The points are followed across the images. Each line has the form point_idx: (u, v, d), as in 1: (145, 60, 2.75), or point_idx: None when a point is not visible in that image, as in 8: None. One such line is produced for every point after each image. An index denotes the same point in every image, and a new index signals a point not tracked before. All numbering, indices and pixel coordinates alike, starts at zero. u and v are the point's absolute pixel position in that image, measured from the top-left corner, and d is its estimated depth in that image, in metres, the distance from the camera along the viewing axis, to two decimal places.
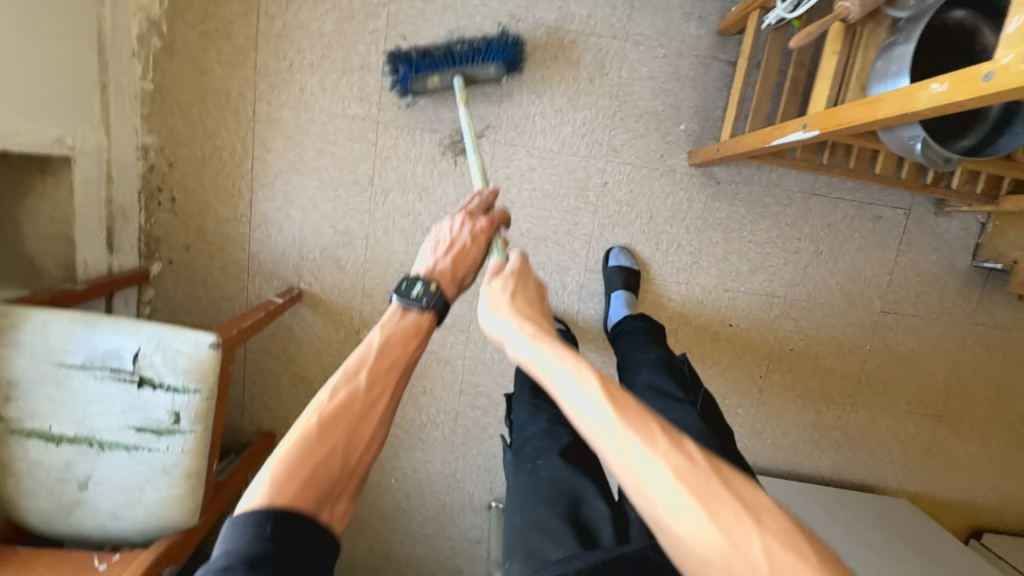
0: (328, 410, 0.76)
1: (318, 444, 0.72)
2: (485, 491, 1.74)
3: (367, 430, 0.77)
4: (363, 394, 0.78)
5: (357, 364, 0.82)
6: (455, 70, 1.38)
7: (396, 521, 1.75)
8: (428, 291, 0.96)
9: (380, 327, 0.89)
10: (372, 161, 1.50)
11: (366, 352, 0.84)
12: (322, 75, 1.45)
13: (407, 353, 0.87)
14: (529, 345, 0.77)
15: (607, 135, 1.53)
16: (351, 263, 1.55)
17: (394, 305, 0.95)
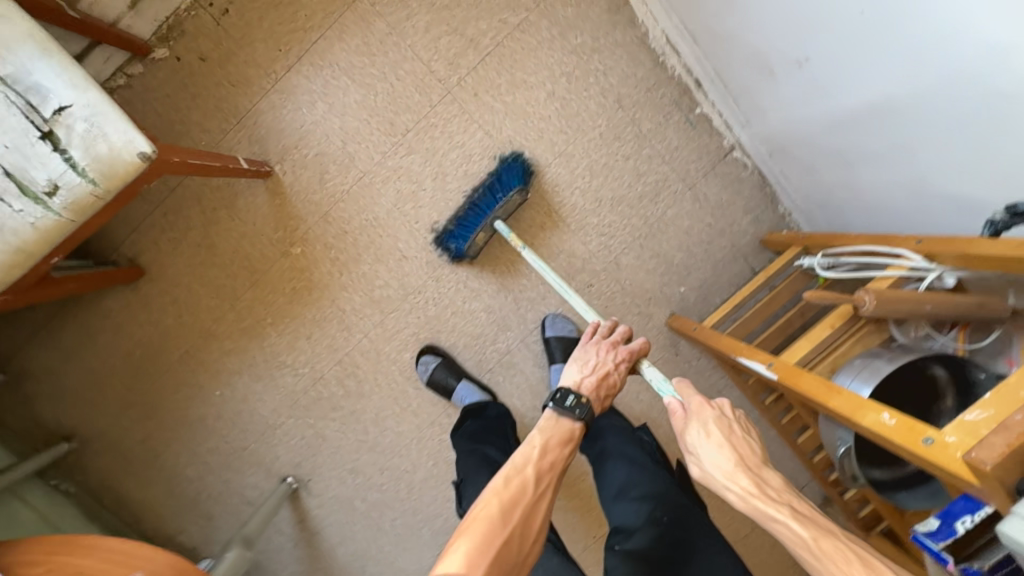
0: (506, 509, 0.85)
1: (496, 533, 0.82)
2: (291, 461, 1.64)
3: (537, 520, 0.87)
4: (529, 488, 0.89)
5: (512, 466, 0.92)
6: (495, 214, 1.42)
7: (191, 430, 1.61)
8: (580, 403, 1.02)
9: (536, 442, 0.97)
10: (418, 119, 1.46)
11: (518, 454, 0.95)
12: (434, 19, 1.43)
13: (558, 453, 0.97)
14: (715, 453, 0.91)
15: (619, 249, 1.54)
16: (333, 184, 1.48)
17: (547, 411, 1.03)
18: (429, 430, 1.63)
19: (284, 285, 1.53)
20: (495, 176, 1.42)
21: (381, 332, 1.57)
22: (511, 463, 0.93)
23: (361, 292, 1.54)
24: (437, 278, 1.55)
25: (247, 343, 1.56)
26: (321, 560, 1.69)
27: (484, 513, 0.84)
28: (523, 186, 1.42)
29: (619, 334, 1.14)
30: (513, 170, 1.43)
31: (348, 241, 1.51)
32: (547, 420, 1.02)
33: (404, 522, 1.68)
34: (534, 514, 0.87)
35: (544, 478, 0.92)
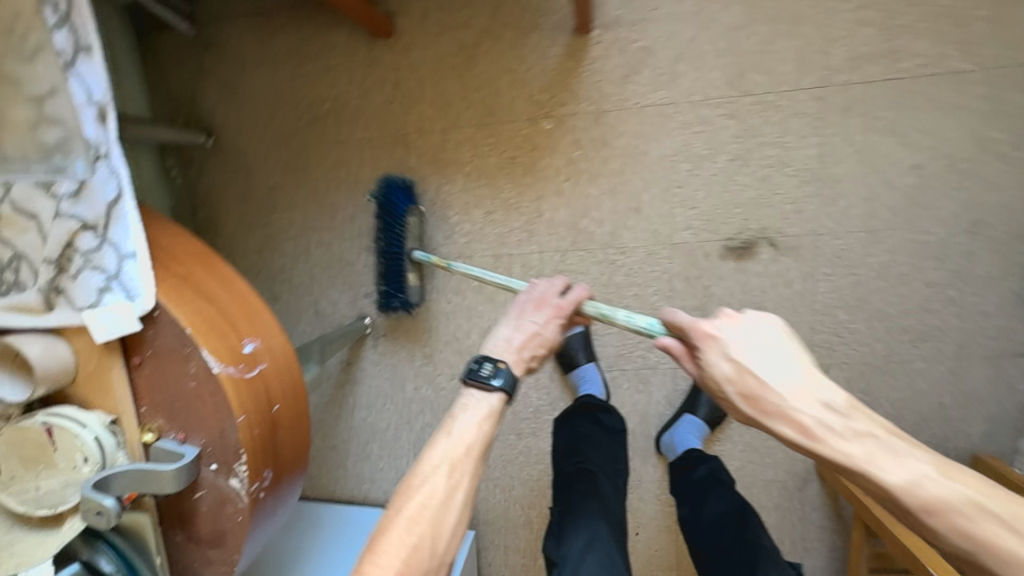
0: (420, 523, 0.81)
1: (411, 533, 0.80)
2: (380, 306, 1.48)
3: (456, 517, 0.84)
4: (455, 475, 0.85)
5: (438, 454, 0.87)
6: (405, 243, 1.34)
7: (316, 210, 1.45)
8: (499, 373, 0.93)
9: (456, 424, 0.90)
10: (770, 89, 1.19)
11: (445, 446, 0.88)
12: (876, 1, 1.14)
13: (483, 434, 0.91)
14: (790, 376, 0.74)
15: (839, 360, 1.31)
16: (633, 89, 1.24)
17: (466, 388, 0.94)
18: (520, 376, 1.46)
19: (505, 146, 1.32)
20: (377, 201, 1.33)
21: (555, 260, 1.36)
22: (438, 447, 0.87)
23: (569, 209, 1.33)
24: (649, 252, 1.32)
25: (429, 173, 1.37)
26: (339, 408, 1.58)
27: (398, 523, 0.81)
28: (412, 207, 1.33)
29: (540, 286, 1.03)
30: (393, 193, 1.32)
31: (599, 153, 1.29)
32: (461, 407, 0.92)
33: (433, 434, 1.54)
34: (440, 516, 0.83)
35: (450, 471, 0.85)
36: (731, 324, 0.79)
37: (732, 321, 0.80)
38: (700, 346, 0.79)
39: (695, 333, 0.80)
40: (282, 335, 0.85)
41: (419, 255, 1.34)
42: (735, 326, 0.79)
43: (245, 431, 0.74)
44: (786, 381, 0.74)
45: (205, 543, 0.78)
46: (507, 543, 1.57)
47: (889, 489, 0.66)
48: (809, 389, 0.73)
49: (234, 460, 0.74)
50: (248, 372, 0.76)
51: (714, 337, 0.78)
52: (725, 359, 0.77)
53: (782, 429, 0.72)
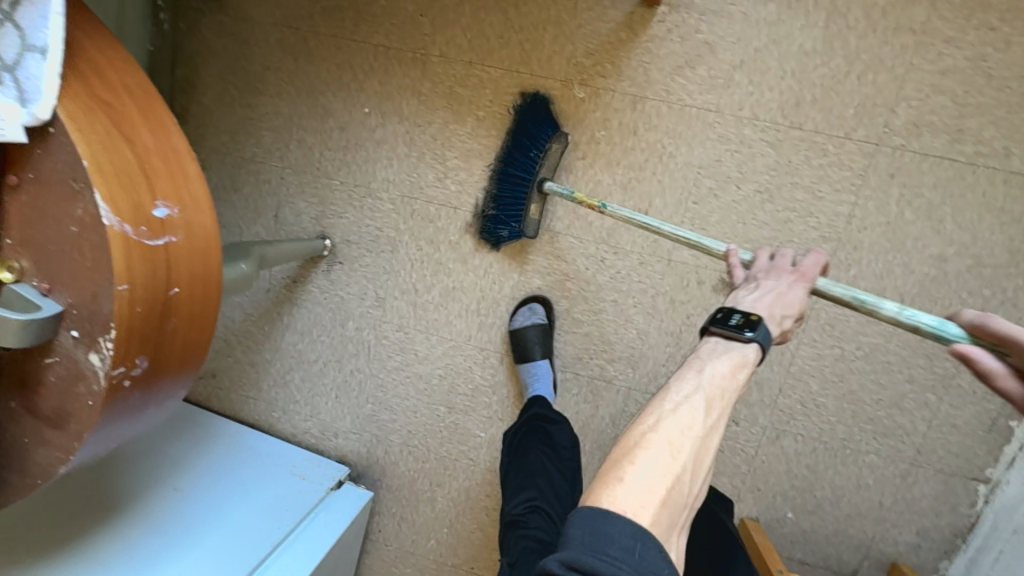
0: (676, 455, 0.65)
1: (642, 458, 0.64)
2: (345, 231, 1.35)
3: (710, 458, 0.68)
4: (718, 406, 0.71)
5: (677, 403, 0.69)
6: (540, 169, 1.19)
7: (307, 106, 1.30)
8: (756, 323, 0.77)
9: (690, 396, 0.70)
10: (821, 129, 1.09)
11: (691, 388, 0.71)
12: (962, 70, 1.03)
13: (738, 382, 0.73)
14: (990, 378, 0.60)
15: (795, 429, 1.24)
16: (681, 83, 1.13)
17: (706, 352, 0.77)
18: (470, 349, 1.35)
19: (529, 102, 1.20)
20: (517, 120, 1.19)
21: (543, 239, 1.25)
22: (661, 397, 0.71)
23: (574, 190, 1.22)
24: (643, 261, 1.23)
25: (440, 105, 1.24)
26: (270, 324, 1.44)
27: (661, 446, 0.65)
28: (559, 133, 1.17)
29: (783, 260, 0.88)
30: (539, 113, 1.18)
31: (624, 141, 1.17)
32: (704, 356, 0.76)
33: (361, 381, 1.43)
34: (703, 456, 0.67)
35: (710, 401, 0.70)
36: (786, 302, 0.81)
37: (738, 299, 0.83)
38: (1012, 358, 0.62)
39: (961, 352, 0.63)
40: (209, 213, 0.72)
41: (552, 187, 1.18)
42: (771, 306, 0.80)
43: (122, 305, 0.61)
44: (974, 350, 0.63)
45: (42, 419, 0.65)
46: (405, 514, 1.48)
47: None
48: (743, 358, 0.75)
49: (100, 334, 0.61)
50: (149, 238, 0.63)
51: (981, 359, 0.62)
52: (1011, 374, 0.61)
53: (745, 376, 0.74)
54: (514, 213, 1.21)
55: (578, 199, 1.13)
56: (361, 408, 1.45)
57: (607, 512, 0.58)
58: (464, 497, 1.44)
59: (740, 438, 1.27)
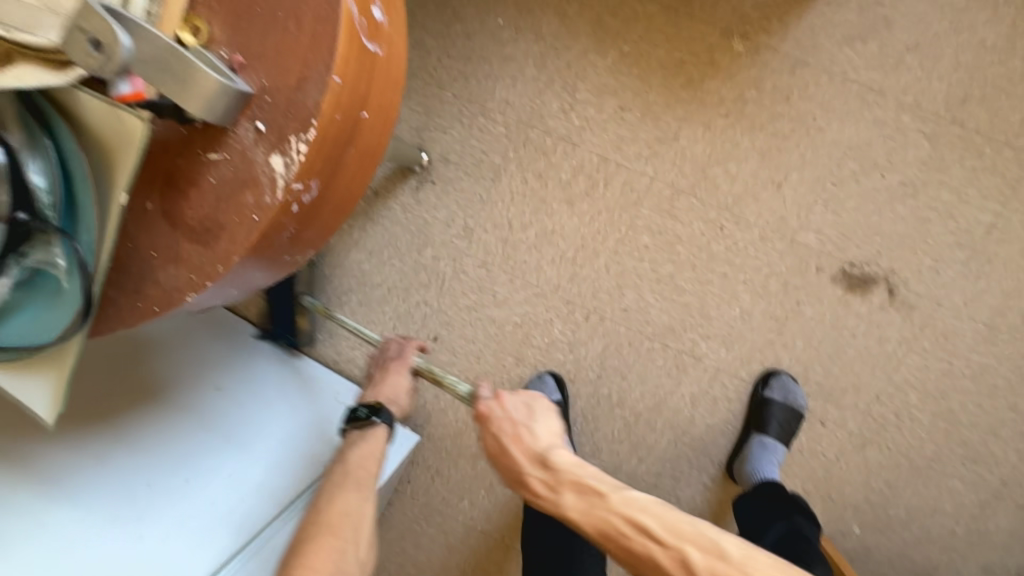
0: (361, 490, 0.87)
1: (339, 540, 0.81)
2: (446, 149, 1.24)
3: (368, 531, 0.84)
4: (375, 481, 0.90)
5: (344, 516, 0.84)
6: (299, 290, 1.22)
7: (435, 6, 1.20)
8: (379, 411, 0.97)
9: (374, 450, 0.94)
10: (983, 130, 1.05)
11: (348, 466, 0.91)
12: None
13: (375, 458, 0.93)
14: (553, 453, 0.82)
15: (883, 441, 1.19)
16: (851, 56, 1.07)
17: (381, 427, 0.96)
18: (554, 301, 1.25)
19: (681, 46, 1.12)
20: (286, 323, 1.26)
21: (662, 195, 1.17)
22: (324, 508, 0.84)
23: (708, 149, 1.14)
24: (764, 237, 1.15)
25: (583, 31, 1.15)
26: (337, 237, 1.32)
27: (329, 527, 0.82)
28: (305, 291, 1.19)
29: (394, 349, 1.10)
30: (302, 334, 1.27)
31: (775, 105, 1.11)
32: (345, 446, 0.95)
33: (426, 316, 1.31)
34: (360, 521, 0.84)
35: (356, 482, 0.88)
36: (527, 414, 0.89)
37: (532, 424, 0.87)
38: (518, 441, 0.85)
39: (480, 409, 0.91)
40: (404, 41, 0.61)
41: (309, 301, 1.19)
42: (540, 409, 0.90)
43: (331, 101, 0.50)
44: (544, 424, 0.88)
45: (184, 230, 0.53)
46: (440, 468, 1.37)
47: (565, 461, 0.81)
48: (546, 440, 0.85)
49: (296, 132, 0.50)
50: (366, 35, 0.52)
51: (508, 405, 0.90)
52: (504, 434, 0.87)
53: (532, 484, 0.81)
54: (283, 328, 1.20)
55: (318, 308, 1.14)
56: None
57: None
58: None
59: (822, 441, 1.21)
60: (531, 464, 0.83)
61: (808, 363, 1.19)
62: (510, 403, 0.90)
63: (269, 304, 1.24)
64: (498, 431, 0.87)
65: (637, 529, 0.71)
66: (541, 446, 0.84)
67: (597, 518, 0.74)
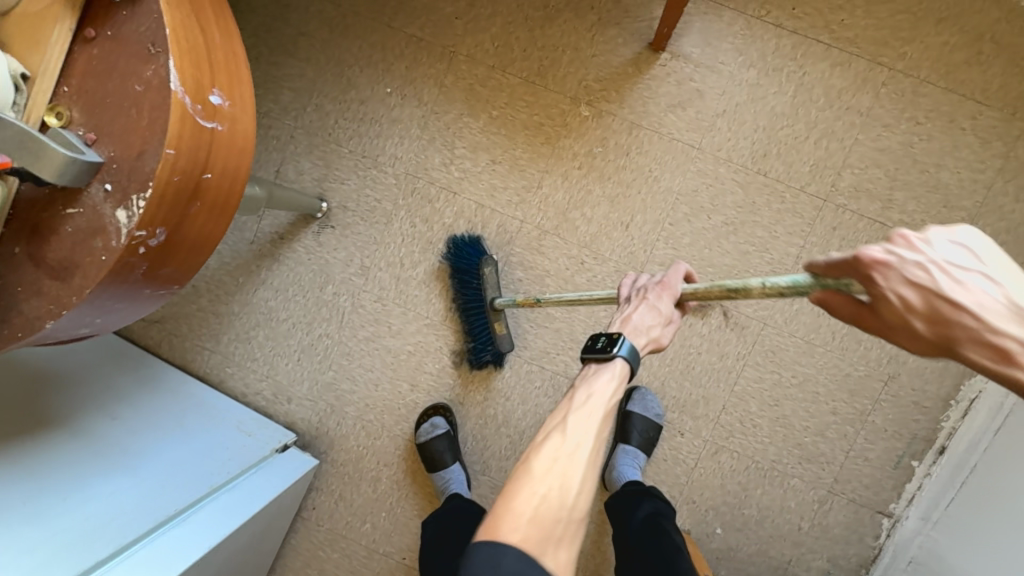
0: (573, 435, 0.78)
1: (538, 483, 0.74)
2: (345, 197, 1.40)
3: (583, 473, 0.76)
4: (604, 420, 0.80)
5: (552, 458, 0.76)
6: (484, 294, 1.31)
7: (331, 76, 1.38)
8: (617, 340, 0.83)
9: (605, 393, 0.82)
10: (781, 179, 1.28)
11: (588, 419, 0.79)
12: (894, 152, 1.25)
13: (611, 402, 0.81)
14: (1022, 298, 0.47)
15: (732, 447, 1.35)
16: (674, 120, 1.30)
17: (619, 360, 0.83)
18: (444, 330, 1.39)
19: (539, 111, 1.33)
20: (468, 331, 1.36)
21: (531, 235, 1.35)
22: (536, 453, 0.77)
23: (566, 196, 1.34)
24: (619, 269, 1.34)
25: (458, 98, 1.35)
26: (245, 277, 1.44)
27: (532, 473, 0.75)
28: (487, 258, 1.31)
29: (645, 278, 0.91)
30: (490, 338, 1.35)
31: (618, 159, 1.32)
32: (586, 380, 0.84)
33: (328, 347, 1.43)
34: (569, 466, 0.75)
35: (583, 415, 0.79)
36: (962, 255, 0.49)
37: (929, 244, 0.49)
38: (878, 285, 0.51)
39: (863, 265, 0.51)
40: (251, 118, 0.76)
41: (501, 302, 1.29)
42: (966, 237, 0.50)
43: (166, 167, 0.64)
44: (997, 282, 0.48)
45: (44, 269, 0.66)
46: (344, 493, 1.45)
47: None
48: (1011, 291, 0.48)
49: (136, 191, 0.64)
50: (201, 117, 0.68)
51: (905, 255, 0.50)
52: (908, 283, 0.49)
53: (973, 358, 0.48)
54: (485, 340, 1.35)
55: (517, 303, 1.23)
56: (321, 376, 1.44)
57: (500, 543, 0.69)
58: (408, 481, 1.43)
59: (681, 449, 1.36)
60: (999, 323, 0.47)
61: (664, 379, 1.35)
62: (935, 244, 0.49)
63: (467, 317, 1.36)
64: (916, 283, 0.49)
65: None
66: (1017, 336, 0.47)
67: None
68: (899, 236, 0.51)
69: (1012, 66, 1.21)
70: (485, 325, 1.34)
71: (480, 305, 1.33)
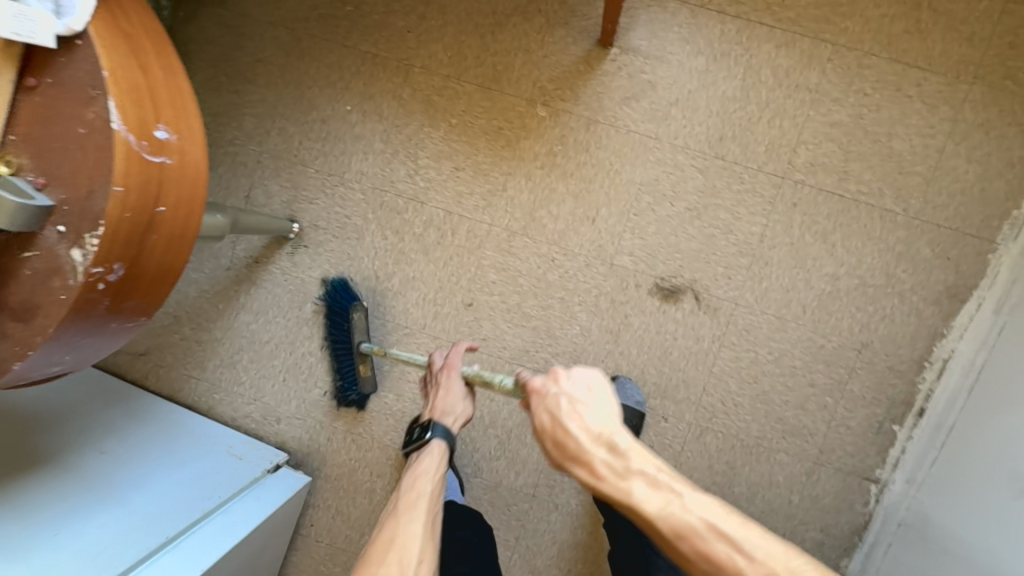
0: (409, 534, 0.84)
1: (379, 566, 0.82)
2: (315, 217, 1.42)
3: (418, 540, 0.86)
4: (433, 480, 0.99)
5: (392, 528, 0.89)
6: (353, 337, 1.39)
7: (292, 99, 1.41)
8: (433, 427, 1.08)
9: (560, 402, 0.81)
10: (738, 161, 1.31)
11: (418, 493, 0.95)
12: (846, 124, 1.28)
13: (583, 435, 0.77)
14: (612, 427, 0.77)
15: (716, 428, 1.37)
16: (629, 113, 1.33)
17: (438, 445, 1.06)
18: (423, 338, 1.41)
19: (497, 115, 1.36)
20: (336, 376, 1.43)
21: (500, 237, 1.37)
22: (383, 544, 0.86)
23: (531, 196, 1.36)
24: (588, 263, 1.36)
25: (417, 110, 1.38)
26: (225, 303, 1.46)
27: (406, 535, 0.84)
28: (358, 303, 1.38)
29: (440, 357, 1.20)
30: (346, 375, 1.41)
31: (578, 156, 1.34)
32: (557, 380, 0.83)
33: (312, 365, 1.45)
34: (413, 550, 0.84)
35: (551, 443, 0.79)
36: (584, 397, 0.81)
37: (560, 381, 0.83)
38: (532, 401, 0.84)
39: (531, 389, 0.85)
40: (202, 149, 0.78)
41: (366, 348, 1.37)
42: (580, 376, 0.83)
43: (115, 204, 0.67)
44: (597, 419, 0.78)
45: (9, 312, 0.68)
46: (340, 507, 1.46)
47: (617, 448, 0.75)
48: (610, 426, 0.77)
49: (88, 230, 0.66)
50: (148, 153, 0.70)
51: (548, 391, 0.83)
52: (545, 411, 0.81)
53: (590, 469, 0.75)
54: (351, 379, 1.41)
55: (371, 351, 1.37)
56: (307, 394, 1.46)
57: None
58: None
59: (667, 434, 1.38)
60: (594, 444, 0.76)
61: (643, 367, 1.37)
62: (567, 379, 0.83)
63: (338, 355, 1.41)
64: (552, 408, 0.81)
65: (703, 547, 0.68)
66: (603, 438, 0.76)
67: (682, 531, 0.68)
68: (552, 372, 0.85)
69: (952, 33, 1.24)
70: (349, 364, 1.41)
71: (349, 343, 1.39)
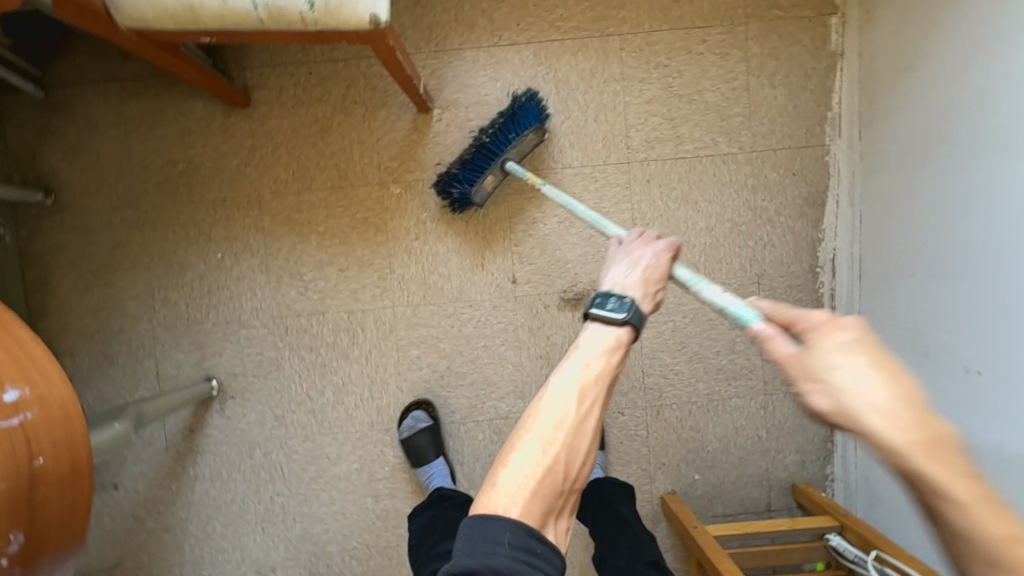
0: (576, 400, 0.77)
1: (544, 446, 0.73)
2: (230, 366, 1.43)
3: (587, 438, 0.75)
4: (580, 409, 0.76)
5: (552, 405, 0.76)
6: (507, 152, 1.30)
7: (163, 269, 1.42)
8: (628, 306, 0.84)
9: (612, 353, 0.82)
10: (585, 163, 1.39)
11: (576, 379, 0.78)
12: (660, 96, 1.38)
13: (611, 366, 0.80)
14: None
15: (669, 400, 1.44)
16: None
17: (620, 329, 0.83)
18: (376, 434, 1.44)
19: (358, 209, 1.41)
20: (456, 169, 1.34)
21: (407, 314, 1.42)
22: (534, 416, 0.76)
23: (419, 266, 1.41)
24: (495, 304, 1.42)
25: (283, 232, 1.41)
26: (177, 482, 1.45)
27: (540, 436, 0.74)
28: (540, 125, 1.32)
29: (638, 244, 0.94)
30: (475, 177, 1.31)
31: (445, 216, 1.41)
32: (591, 335, 0.83)
33: (283, 504, 1.45)
34: (577, 430, 0.75)
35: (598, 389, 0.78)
36: None
37: None
38: None
39: None
40: (62, 382, 0.80)
41: (512, 168, 1.29)
42: None
43: None
44: None
45: None
46: None
47: None
48: None
49: None
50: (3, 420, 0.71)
51: None
52: None
53: None
54: (474, 176, 1.31)
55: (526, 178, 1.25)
56: (290, 533, 1.45)
57: (493, 515, 0.69)
58: None
59: (628, 425, 1.44)
60: None
61: None
62: None
63: (480, 150, 1.31)
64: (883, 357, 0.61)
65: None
66: None
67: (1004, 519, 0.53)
68: None
69: None
70: (468, 162, 1.32)
71: (500, 154, 1.30)
